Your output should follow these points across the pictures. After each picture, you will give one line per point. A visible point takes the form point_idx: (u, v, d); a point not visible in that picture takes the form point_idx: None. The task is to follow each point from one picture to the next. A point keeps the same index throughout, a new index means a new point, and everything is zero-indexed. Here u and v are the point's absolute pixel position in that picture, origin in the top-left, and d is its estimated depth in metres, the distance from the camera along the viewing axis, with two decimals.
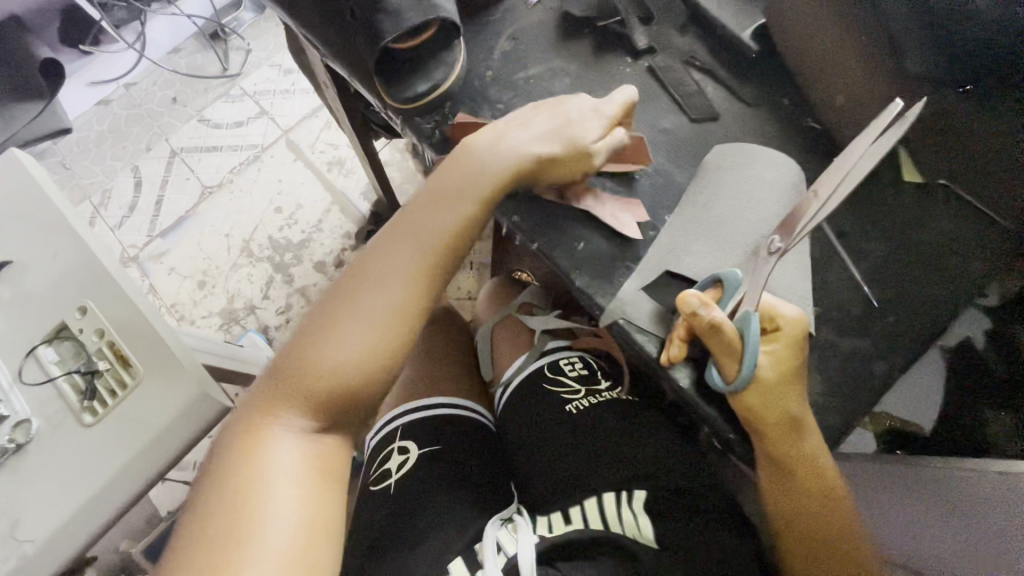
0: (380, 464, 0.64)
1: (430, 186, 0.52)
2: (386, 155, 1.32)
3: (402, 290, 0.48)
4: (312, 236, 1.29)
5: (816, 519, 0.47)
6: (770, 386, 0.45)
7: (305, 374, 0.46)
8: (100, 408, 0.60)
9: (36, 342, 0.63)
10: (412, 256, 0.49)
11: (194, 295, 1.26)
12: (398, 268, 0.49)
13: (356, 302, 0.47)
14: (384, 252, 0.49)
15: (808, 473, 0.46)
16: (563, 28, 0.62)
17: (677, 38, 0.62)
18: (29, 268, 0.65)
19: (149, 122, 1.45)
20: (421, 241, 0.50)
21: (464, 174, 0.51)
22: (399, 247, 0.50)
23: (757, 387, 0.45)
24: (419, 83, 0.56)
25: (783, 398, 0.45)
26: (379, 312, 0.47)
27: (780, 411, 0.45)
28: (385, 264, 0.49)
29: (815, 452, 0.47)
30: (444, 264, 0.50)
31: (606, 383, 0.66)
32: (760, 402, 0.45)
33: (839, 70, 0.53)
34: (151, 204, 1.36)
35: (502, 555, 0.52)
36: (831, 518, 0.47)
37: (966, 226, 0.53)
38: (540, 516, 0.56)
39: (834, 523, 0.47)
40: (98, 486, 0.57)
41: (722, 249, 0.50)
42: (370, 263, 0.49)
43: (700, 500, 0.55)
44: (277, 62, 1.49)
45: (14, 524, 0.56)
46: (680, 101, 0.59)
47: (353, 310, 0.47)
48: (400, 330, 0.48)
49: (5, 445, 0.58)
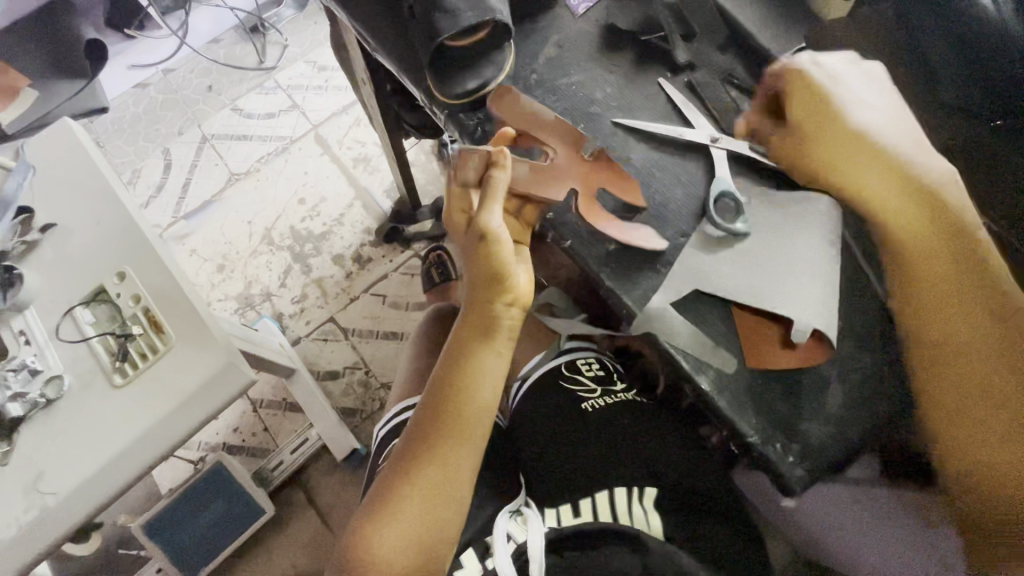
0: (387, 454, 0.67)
1: (441, 366, 0.54)
2: (413, 156, 1.36)
3: (448, 459, 0.51)
4: (333, 229, 1.31)
5: (919, 242, 0.50)
6: (832, 128, 0.54)
7: (371, 553, 0.48)
8: (130, 370, 0.61)
9: (73, 303, 0.65)
10: (453, 429, 0.52)
11: (213, 277, 1.28)
12: (428, 450, 0.51)
13: (403, 479, 0.51)
14: (423, 427, 0.52)
15: (907, 215, 0.50)
16: (607, 38, 0.65)
17: (717, 57, 0.64)
18: (72, 232, 0.67)
19: (183, 107, 1.49)
20: (444, 416, 0.52)
21: (474, 332, 0.53)
22: (438, 424, 0.52)
23: (812, 134, 0.55)
24: (469, 81, 0.58)
25: (831, 132, 0.54)
26: (427, 480, 0.50)
27: (856, 157, 0.53)
28: (420, 452, 0.51)
29: (899, 159, 0.51)
30: (479, 414, 0.52)
31: (623, 385, 0.67)
32: (817, 150, 0.54)
33: (876, 99, 0.56)
34: (179, 186, 1.39)
35: (512, 543, 0.53)
36: (938, 243, 0.49)
37: (997, 186, 0.49)
38: (549, 508, 0.57)
39: (957, 254, 0.48)
40: (122, 447, 0.58)
41: (749, 267, 0.53)
42: (416, 446, 0.52)
43: (709, 505, 0.57)
44: (312, 59, 1.53)
45: (39, 475, 0.58)
46: (714, 114, 0.61)
47: (401, 503, 0.50)
48: (450, 477, 0.51)
49: (36, 398, 0.60)
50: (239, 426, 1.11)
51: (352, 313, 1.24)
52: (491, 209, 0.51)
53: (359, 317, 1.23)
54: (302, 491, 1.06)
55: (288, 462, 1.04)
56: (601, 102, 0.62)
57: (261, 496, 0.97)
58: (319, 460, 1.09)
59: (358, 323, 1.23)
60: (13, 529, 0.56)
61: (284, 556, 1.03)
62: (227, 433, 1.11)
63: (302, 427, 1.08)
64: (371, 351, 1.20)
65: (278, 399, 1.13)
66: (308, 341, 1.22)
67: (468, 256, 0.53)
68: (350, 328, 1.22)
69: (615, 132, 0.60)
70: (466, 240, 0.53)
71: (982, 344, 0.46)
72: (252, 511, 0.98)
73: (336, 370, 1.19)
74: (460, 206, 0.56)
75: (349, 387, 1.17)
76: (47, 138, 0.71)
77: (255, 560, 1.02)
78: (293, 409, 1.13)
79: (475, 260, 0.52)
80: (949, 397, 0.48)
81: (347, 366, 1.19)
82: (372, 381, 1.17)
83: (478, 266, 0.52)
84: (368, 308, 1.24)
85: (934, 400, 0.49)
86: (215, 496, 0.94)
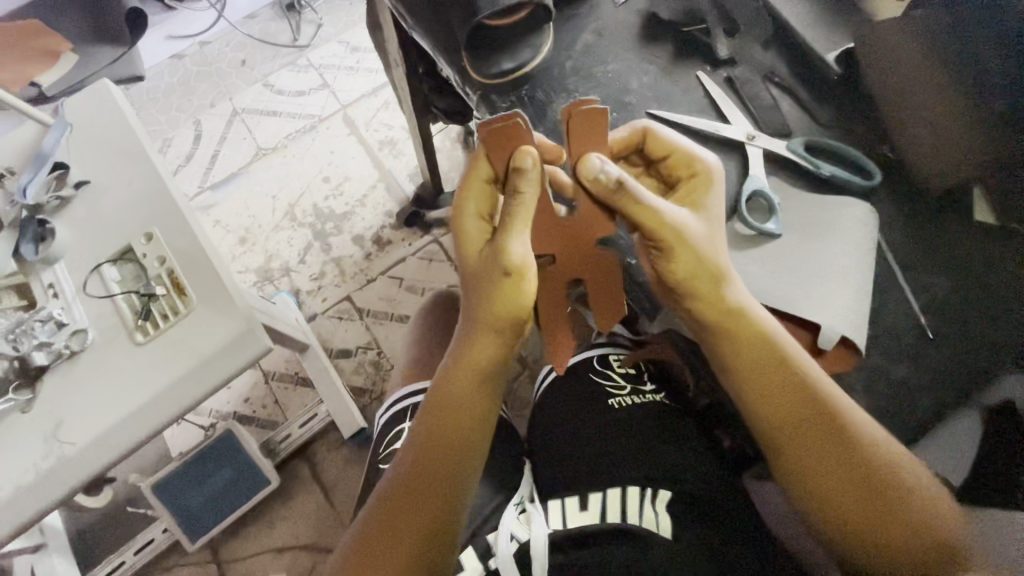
0: (391, 442, 0.67)
1: (429, 404, 0.51)
2: (438, 142, 1.35)
3: (444, 470, 0.48)
4: (355, 209, 1.32)
5: (770, 379, 0.48)
6: (704, 244, 0.46)
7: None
8: (151, 329, 0.62)
9: (101, 260, 0.66)
10: (449, 440, 0.49)
11: (235, 250, 1.30)
12: (416, 490, 0.47)
13: (398, 502, 0.47)
14: (419, 441, 0.50)
15: (759, 343, 0.48)
16: (649, 28, 0.67)
17: (760, 53, 0.67)
18: (104, 191, 0.68)
19: (216, 80, 1.50)
20: (433, 454, 0.49)
21: (471, 372, 0.50)
22: (432, 436, 0.50)
23: (680, 244, 0.46)
24: (504, 61, 0.60)
25: (720, 254, 0.48)
26: (423, 497, 0.47)
27: (710, 281, 0.47)
28: (406, 490, 0.47)
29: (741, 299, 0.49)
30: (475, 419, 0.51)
31: (652, 387, 0.66)
32: (657, 252, 0.47)
33: (921, 106, 0.57)
34: (208, 157, 1.41)
35: (514, 542, 0.54)
36: (786, 376, 0.48)
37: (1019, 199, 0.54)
38: (554, 503, 0.57)
39: (805, 392, 0.47)
40: (139, 404, 0.59)
41: (776, 274, 0.58)
42: (411, 464, 0.49)
43: (723, 518, 0.54)
44: (345, 39, 1.53)
45: (59, 424, 0.59)
46: (755, 113, 0.64)
47: (387, 546, 0.45)
48: (446, 492, 0.48)
49: (60, 350, 0.61)
50: (250, 397, 1.13)
51: (369, 294, 1.24)
52: (518, 235, 0.46)
53: (375, 298, 1.24)
54: (308, 466, 1.07)
55: (296, 435, 1.05)
56: (636, 91, 0.65)
57: (268, 468, 0.99)
58: (327, 436, 1.10)
59: (373, 304, 1.23)
60: (31, 475, 0.57)
61: (285, 529, 1.04)
62: (239, 403, 1.12)
63: (311, 402, 1.10)
64: (385, 332, 1.21)
65: (290, 372, 1.15)
66: (323, 319, 1.23)
67: (472, 266, 0.49)
68: (365, 309, 1.23)
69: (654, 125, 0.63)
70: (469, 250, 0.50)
71: (840, 485, 0.45)
72: (259, 481, 1.00)
73: (349, 349, 1.20)
74: (471, 224, 0.49)
75: (361, 366, 1.18)
76: (86, 99, 0.72)
77: (257, 530, 1.03)
78: (304, 383, 1.14)
79: (479, 269, 0.49)
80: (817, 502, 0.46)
81: (360, 346, 1.20)
82: (384, 363, 1.18)
83: (483, 275, 0.48)
84: (384, 290, 1.24)
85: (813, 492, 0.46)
86: (223, 463, 0.95)
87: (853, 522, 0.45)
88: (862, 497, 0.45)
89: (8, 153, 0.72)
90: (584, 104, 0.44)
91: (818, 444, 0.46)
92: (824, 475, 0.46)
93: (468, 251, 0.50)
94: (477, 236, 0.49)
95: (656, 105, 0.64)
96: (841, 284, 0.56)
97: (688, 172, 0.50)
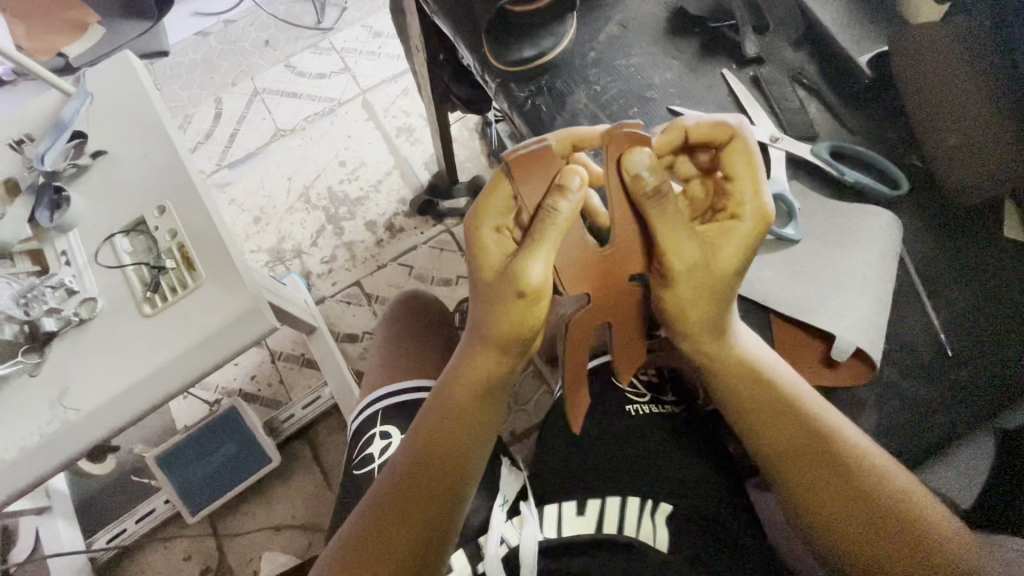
0: (363, 448, 0.67)
1: (428, 415, 0.50)
2: (456, 131, 1.35)
3: (439, 481, 0.47)
4: (369, 195, 1.32)
5: (756, 404, 0.48)
6: (716, 280, 0.44)
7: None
8: (159, 302, 0.63)
9: (114, 231, 0.67)
10: (447, 451, 0.48)
11: (248, 229, 1.30)
12: (413, 498, 0.46)
13: (388, 506, 0.45)
14: (415, 449, 0.48)
15: (744, 374, 0.49)
16: (674, 24, 0.67)
17: (789, 53, 0.65)
18: (120, 161, 0.69)
19: (239, 59, 1.51)
20: (432, 464, 0.47)
21: (473, 385, 0.50)
22: (429, 445, 0.48)
23: (687, 277, 0.44)
24: (526, 49, 0.60)
25: (729, 293, 0.45)
26: (414, 506, 0.45)
27: (709, 317, 0.46)
28: (401, 496, 0.46)
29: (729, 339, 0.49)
30: (472, 434, 0.50)
31: (673, 398, 0.66)
32: (661, 276, 0.46)
33: (954, 114, 0.55)
34: (226, 135, 1.41)
35: (504, 546, 0.53)
36: (776, 402, 0.48)
37: None
38: (548, 510, 0.56)
39: (792, 418, 0.47)
40: (143, 376, 0.60)
41: (793, 280, 0.56)
42: (406, 470, 0.47)
43: (724, 535, 0.54)
44: (368, 24, 1.53)
45: (64, 391, 0.60)
46: (779, 114, 0.62)
47: (380, 554, 0.43)
48: (436, 501, 0.46)
49: (69, 317, 0.62)
50: (256, 374, 1.14)
51: (378, 280, 1.24)
52: (540, 255, 0.43)
53: (383, 284, 1.23)
54: (309, 447, 1.08)
55: (298, 417, 1.05)
56: (659, 86, 0.64)
57: (269, 446, 0.99)
58: (329, 419, 1.10)
59: (382, 290, 1.23)
60: (37, 438, 0.58)
61: (283, 508, 1.04)
62: (245, 380, 1.13)
63: (316, 384, 1.10)
64: None
65: (296, 353, 1.16)
66: (332, 302, 1.23)
67: (479, 277, 0.47)
68: (373, 295, 1.23)
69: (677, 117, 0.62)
70: (478, 260, 0.46)
71: (846, 511, 0.44)
72: (259, 459, 1.00)
73: (356, 333, 1.20)
74: (487, 237, 0.46)
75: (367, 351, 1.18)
76: (106, 70, 0.73)
77: (256, 506, 1.04)
78: (310, 365, 1.15)
79: (487, 279, 0.46)
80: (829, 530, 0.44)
81: (367, 331, 1.20)
82: None
83: (491, 285, 0.46)
84: (393, 277, 1.24)
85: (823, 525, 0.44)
86: (227, 438, 0.96)
87: (860, 550, 0.43)
88: (869, 525, 0.43)
89: (30, 120, 0.73)
90: (629, 132, 0.42)
91: (810, 473, 0.45)
92: (825, 496, 0.44)
93: (481, 263, 0.46)
94: (492, 248, 0.46)
95: (677, 100, 0.63)
96: (858, 295, 0.54)
97: (737, 208, 0.44)
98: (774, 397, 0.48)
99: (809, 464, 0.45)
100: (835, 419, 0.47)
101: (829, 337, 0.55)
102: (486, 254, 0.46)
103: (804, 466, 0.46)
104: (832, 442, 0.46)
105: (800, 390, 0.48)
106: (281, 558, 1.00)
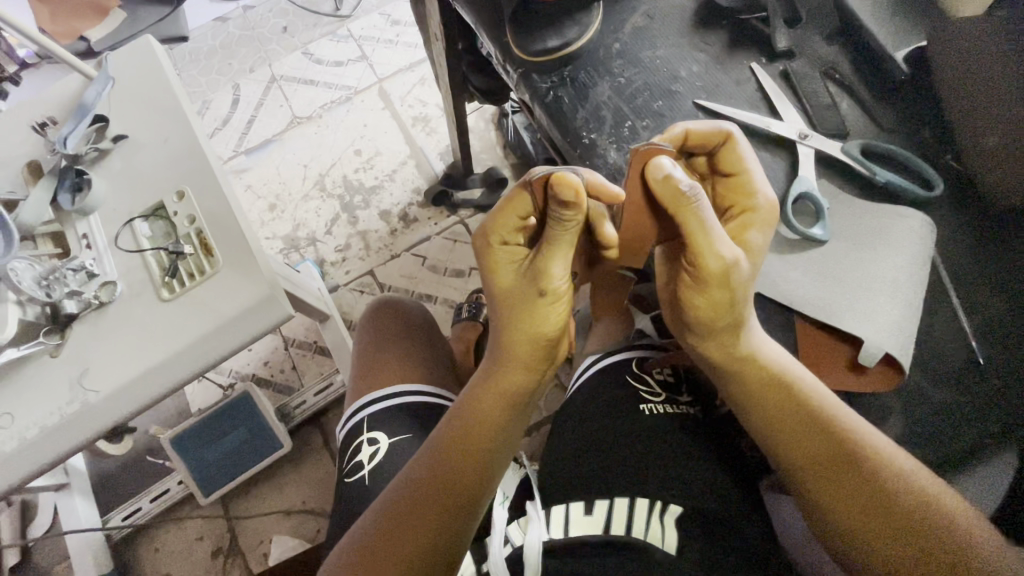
0: (352, 456, 0.68)
1: (449, 422, 0.49)
2: (473, 121, 1.34)
3: (461, 481, 0.47)
4: (384, 184, 1.32)
5: (783, 416, 0.46)
6: (744, 284, 0.42)
7: None
8: (178, 286, 0.63)
9: (134, 215, 0.67)
10: (470, 455, 0.48)
11: (264, 215, 1.31)
12: (430, 499, 0.46)
13: (405, 506, 0.45)
14: (438, 454, 0.48)
15: (769, 382, 0.47)
16: (701, 17, 0.65)
17: (821, 47, 0.64)
18: (141, 146, 0.69)
19: (257, 45, 1.50)
20: (447, 470, 0.47)
21: (496, 396, 0.48)
22: (452, 449, 0.48)
23: (720, 281, 0.40)
24: (550, 39, 0.59)
25: (748, 295, 0.43)
26: (432, 504, 0.45)
27: (732, 322, 0.43)
28: (418, 498, 0.46)
29: (754, 345, 0.46)
30: (496, 441, 0.48)
31: (687, 399, 0.65)
32: (692, 279, 0.42)
33: (995, 111, 0.53)
34: (244, 121, 1.41)
35: (507, 546, 0.54)
36: (795, 412, 0.46)
37: None
38: (554, 510, 0.56)
39: (815, 427, 0.46)
40: (161, 360, 0.60)
41: (819, 281, 0.55)
42: (430, 474, 0.47)
43: (735, 539, 0.53)
44: (386, 12, 1.52)
45: (83, 371, 0.60)
46: (810, 111, 0.61)
47: (396, 549, 0.44)
48: (456, 500, 0.46)
49: (90, 299, 0.62)
50: (270, 360, 1.15)
51: (391, 270, 1.24)
52: (559, 259, 0.42)
53: (396, 274, 1.23)
54: (320, 433, 1.08)
55: (310, 402, 1.06)
56: (685, 79, 0.62)
57: (281, 432, 1.00)
58: (341, 406, 1.10)
59: (394, 280, 1.23)
60: (57, 418, 0.59)
61: (292, 493, 1.05)
62: (258, 365, 1.14)
63: (328, 372, 1.11)
64: None
65: (309, 340, 1.16)
66: (344, 290, 1.23)
67: (500, 284, 0.46)
68: (386, 284, 1.23)
69: (705, 111, 0.61)
70: (491, 273, 0.46)
71: (866, 520, 0.43)
72: (271, 444, 1.00)
73: None
74: (500, 250, 0.45)
75: None
76: (131, 54, 0.73)
77: (268, 490, 1.05)
78: (322, 352, 1.15)
79: (507, 288, 0.45)
80: (850, 539, 0.44)
81: None
82: None
83: (516, 295, 0.45)
84: (405, 267, 1.24)
85: (845, 534, 0.44)
86: (241, 423, 0.97)
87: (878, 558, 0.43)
88: (890, 536, 0.43)
89: (52, 103, 0.73)
90: (653, 147, 0.41)
91: (828, 481, 0.45)
92: (845, 506, 0.44)
93: (496, 273, 0.46)
94: (501, 259, 0.45)
95: (702, 94, 0.62)
96: (884, 296, 0.53)
97: (746, 203, 0.45)
98: (797, 407, 0.46)
99: (832, 474, 0.44)
100: (861, 427, 0.46)
101: (855, 341, 0.54)
102: (496, 260, 0.45)
103: (824, 476, 0.45)
104: (854, 450, 0.45)
105: (823, 396, 0.47)
106: (290, 541, 1.01)
